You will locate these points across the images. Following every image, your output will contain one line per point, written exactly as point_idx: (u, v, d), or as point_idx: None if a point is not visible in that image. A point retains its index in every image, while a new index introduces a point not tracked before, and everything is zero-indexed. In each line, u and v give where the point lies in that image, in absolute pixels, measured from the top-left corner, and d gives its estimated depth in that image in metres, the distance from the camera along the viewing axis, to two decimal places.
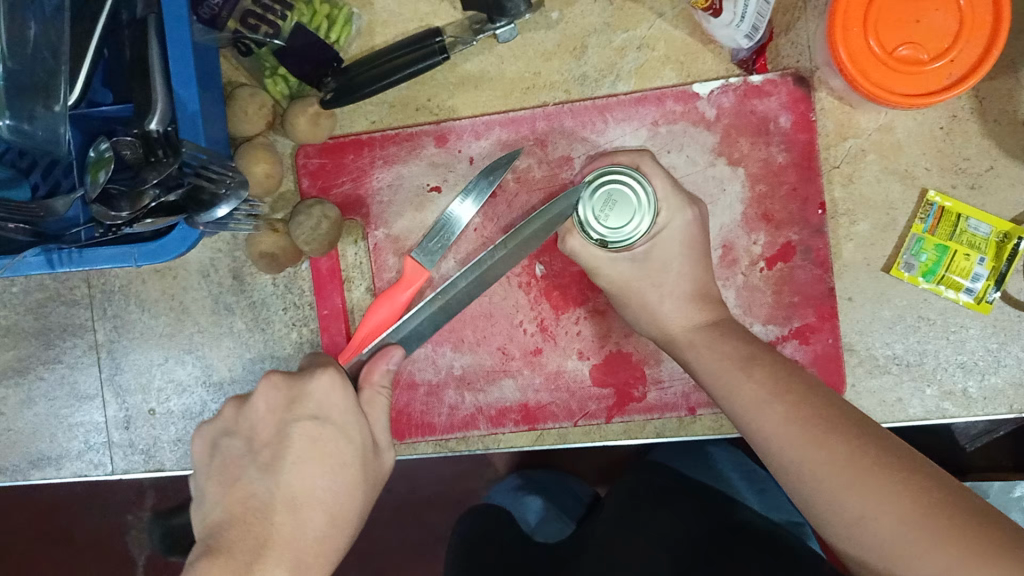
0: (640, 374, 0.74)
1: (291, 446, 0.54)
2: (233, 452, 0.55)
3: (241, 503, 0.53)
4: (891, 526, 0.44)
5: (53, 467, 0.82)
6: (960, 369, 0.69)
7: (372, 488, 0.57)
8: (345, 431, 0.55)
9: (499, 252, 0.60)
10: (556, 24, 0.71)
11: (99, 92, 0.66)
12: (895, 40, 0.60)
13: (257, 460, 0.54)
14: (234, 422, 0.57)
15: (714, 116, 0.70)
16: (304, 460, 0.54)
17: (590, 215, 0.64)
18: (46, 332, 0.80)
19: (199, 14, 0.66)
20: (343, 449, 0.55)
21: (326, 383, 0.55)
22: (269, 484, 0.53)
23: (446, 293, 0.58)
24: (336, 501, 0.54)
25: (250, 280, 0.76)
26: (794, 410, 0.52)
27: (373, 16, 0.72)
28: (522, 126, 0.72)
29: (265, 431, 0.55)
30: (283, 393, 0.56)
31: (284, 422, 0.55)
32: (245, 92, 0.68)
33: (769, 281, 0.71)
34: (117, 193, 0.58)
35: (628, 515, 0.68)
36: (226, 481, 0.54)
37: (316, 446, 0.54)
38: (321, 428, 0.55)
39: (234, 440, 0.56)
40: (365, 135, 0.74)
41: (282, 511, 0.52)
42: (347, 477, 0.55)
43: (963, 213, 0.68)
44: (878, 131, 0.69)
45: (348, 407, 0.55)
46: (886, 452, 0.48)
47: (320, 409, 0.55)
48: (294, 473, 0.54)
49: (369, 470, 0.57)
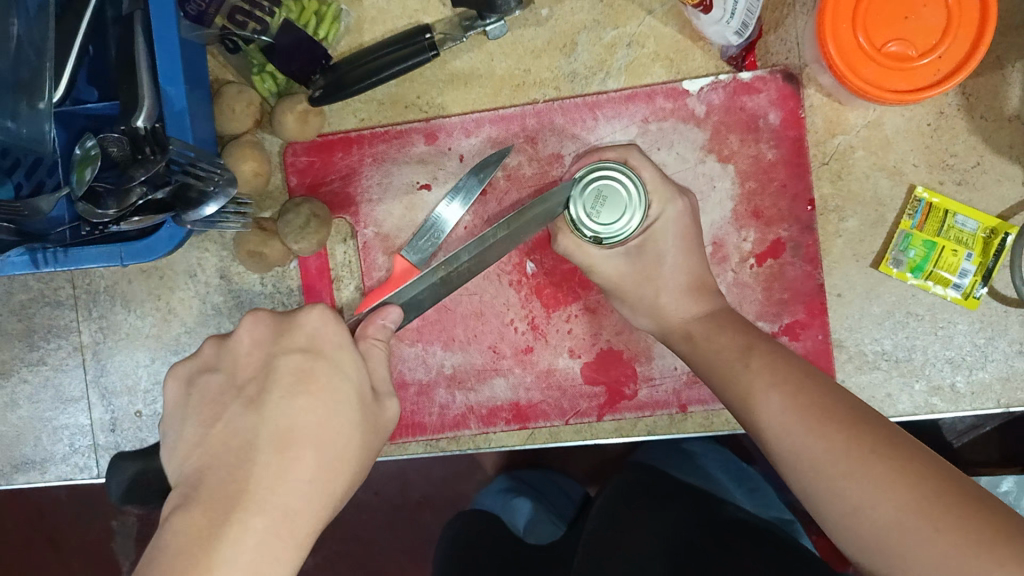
0: (631, 371, 0.74)
1: (278, 378, 0.51)
2: (214, 388, 0.52)
3: (223, 443, 0.49)
4: (890, 513, 0.44)
5: (38, 471, 0.80)
6: (948, 364, 0.69)
7: (371, 435, 0.53)
8: (338, 365, 0.52)
9: (502, 232, 0.58)
10: (546, 21, 0.71)
11: (84, 90, 0.64)
12: (884, 36, 0.60)
13: (242, 395, 0.51)
14: (214, 360, 0.54)
15: (704, 114, 0.71)
16: (294, 394, 0.51)
17: (581, 213, 0.63)
18: (30, 334, 0.79)
19: (187, 11, 0.66)
20: (337, 384, 0.52)
21: (319, 317, 0.53)
22: (253, 421, 0.50)
23: (451, 264, 0.56)
24: (329, 441, 0.50)
25: (237, 280, 0.75)
26: (792, 398, 0.52)
27: (361, 13, 0.72)
28: (512, 123, 0.72)
29: (249, 368, 0.53)
30: (271, 330, 0.54)
31: (272, 356, 0.53)
32: (232, 90, 0.68)
33: (759, 278, 0.71)
34: (104, 191, 0.58)
35: (625, 510, 0.68)
36: (207, 421, 0.51)
37: (306, 380, 0.51)
38: (312, 359, 0.52)
39: (215, 375, 0.53)
40: (354, 133, 0.73)
41: (268, 450, 0.49)
42: (342, 420, 0.51)
43: (951, 209, 0.68)
44: (866, 127, 0.70)
45: (342, 342, 0.53)
46: (887, 439, 0.47)
47: (310, 342, 0.53)
48: (283, 407, 0.50)
49: (369, 414, 0.53)
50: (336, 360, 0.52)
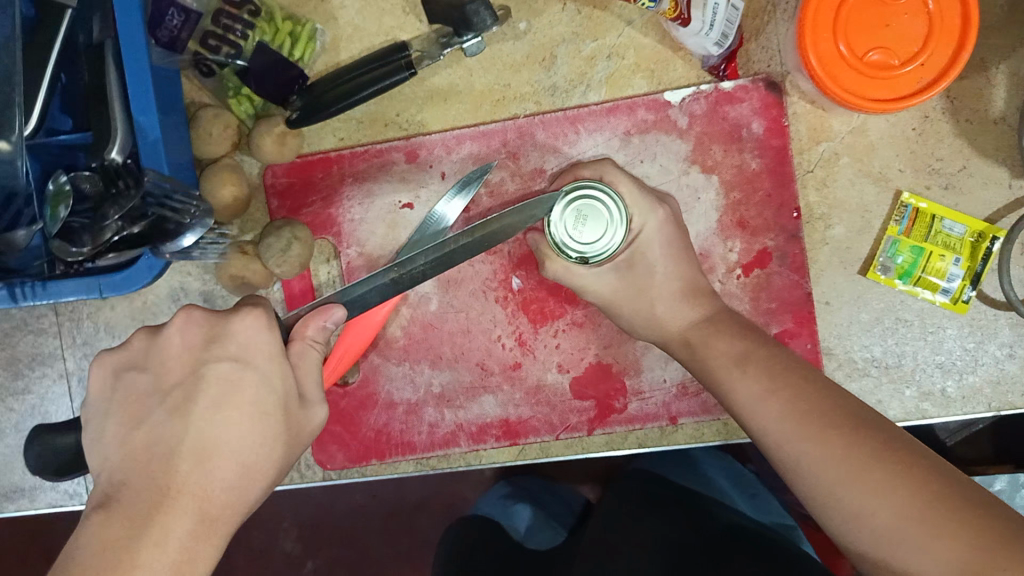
0: (621, 386, 0.73)
1: (204, 390, 0.50)
2: (137, 390, 0.51)
3: (144, 448, 0.49)
4: (890, 522, 0.44)
5: (28, 499, 0.79)
6: (938, 369, 0.69)
7: (294, 443, 0.52)
8: (265, 378, 0.51)
9: (464, 239, 0.58)
10: (524, 34, 0.70)
11: (58, 119, 0.64)
12: (865, 45, 0.60)
13: (165, 403, 0.50)
14: (141, 357, 0.52)
15: (686, 124, 0.70)
16: (217, 406, 0.49)
17: (564, 235, 0.63)
18: (14, 362, 0.78)
19: (158, 38, 0.65)
20: (263, 397, 0.50)
21: (251, 324, 0.51)
22: (174, 428, 0.49)
23: (401, 269, 0.57)
24: (248, 453, 0.50)
25: (221, 303, 0.75)
26: (790, 403, 0.52)
27: (337, 31, 0.70)
28: (493, 139, 0.71)
29: (175, 373, 0.51)
30: (203, 333, 0.51)
31: (199, 364, 0.50)
32: (208, 114, 0.67)
33: (747, 288, 0.70)
34: (79, 226, 0.58)
35: (621, 520, 0.68)
36: (129, 422, 0.50)
37: (231, 392, 0.50)
38: (239, 371, 0.50)
39: (141, 376, 0.51)
40: (334, 152, 0.72)
41: (186, 458, 0.48)
42: (265, 425, 0.50)
43: (937, 214, 0.68)
44: (850, 134, 0.69)
45: (270, 354, 0.51)
46: (887, 447, 0.47)
47: (241, 351, 0.51)
48: (205, 417, 0.49)
49: (295, 423, 0.52)
50: (265, 369, 0.51)
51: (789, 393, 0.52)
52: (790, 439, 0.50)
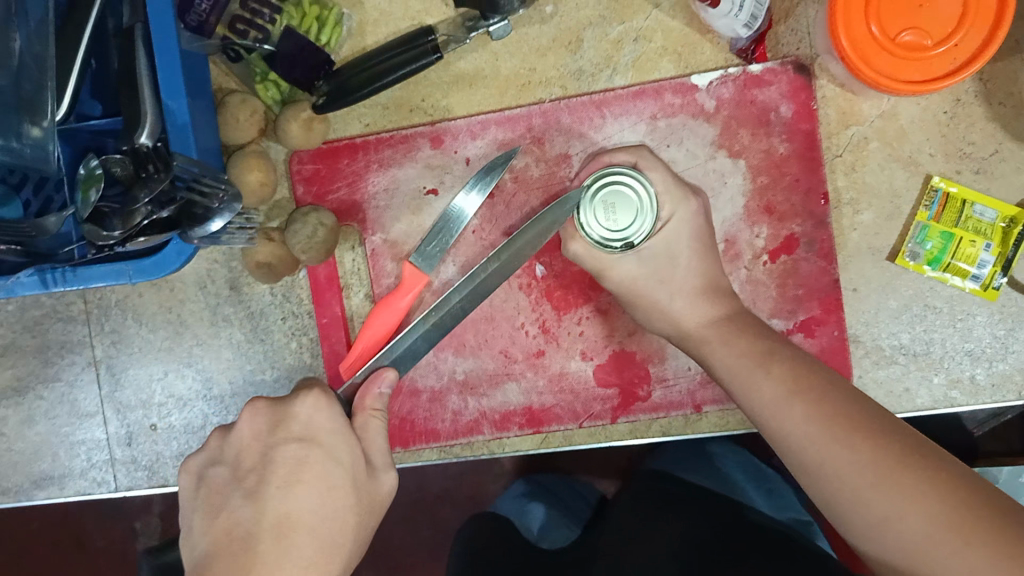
0: (645, 373, 0.73)
1: (275, 473, 0.52)
2: (217, 481, 0.54)
3: (225, 534, 0.50)
4: (921, 525, 0.44)
5: (57, 486, 0.80)
6: (968, 357, 0.68)
7: (366, 516, 0.54)
8: (333, 454, 0.53)
9: (492, 265, 0.59)
10: (550, 18, 0.70)
11: (87, 104, 0.65)
12: (898, 26, 0.59)
13: (242, 487, 0.52)
14: (219, 452, 0.55)
15: (714, 108, 0.69)
16: (290, 485, 0.52)
17: (602, 232, 0.63)
18: (44, 350, 0.79)
19: (187, 22, 0.65)
20: (331, 472, 0.53)
21: (312, 404, 0.54)
22: (253, 511, 0.51)
23: (440, 308, 0.57)
24: (328, 525, 0.52)
25: (247, 290, 0.75)
26: (815, 409, 0.51)
27: (363, 16, 0.71)
28: (518, 124, 0.71)
29: (249, 459, 0.54)
30: (268, 419, 0.55)
31: (270, 448, 0.53)
32: (235, 99, 0.67)
33: (774, 274, 0.70)
34: (109, 211, 0.58)
35: (633, 525, 0.67)
36: (211, 511, 0.52)
37: (302, 470, 0.52)
38: (307, 449, 0.53)
39: (220, 468, 0.54)
40: (359, 139, 0.73)
41: (268, 538, 0.50)
42: (339, 500, 0.53)
43: (968, 199, 0.67)
44: (881, 118, 0.68)
45: (335, 429, 0.54)
46: (877, 444, 0.48)
47: (307, 430, 0.54)
48: (280, 499, 0.51)
49: (362, 495, 0.54)
50: (333, 448, 0.53)
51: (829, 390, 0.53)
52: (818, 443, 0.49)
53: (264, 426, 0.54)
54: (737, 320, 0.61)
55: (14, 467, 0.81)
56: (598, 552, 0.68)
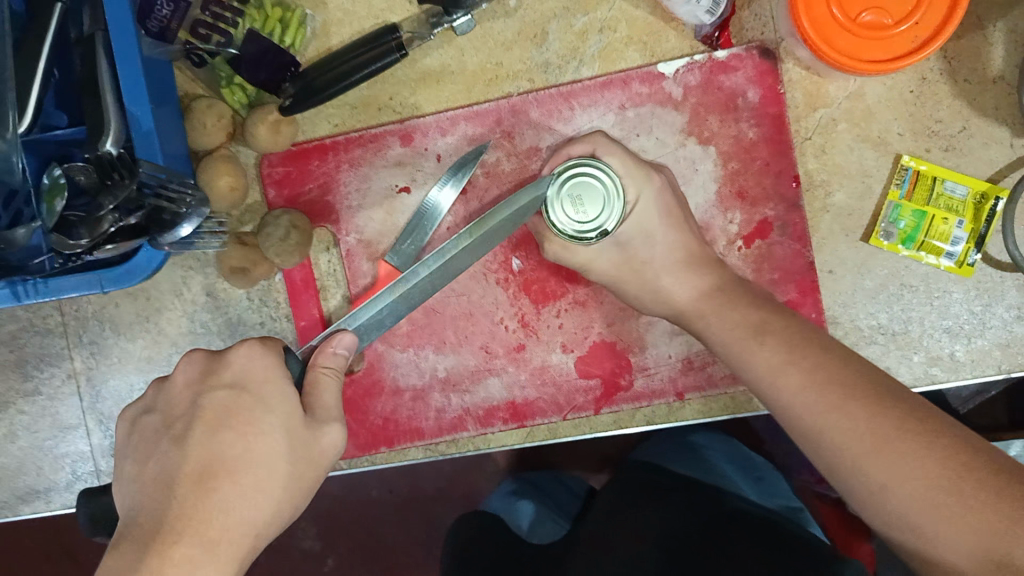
0: (625, 362, 0.73)
1: (203, 419, 0.49)
2: (150, 428, 0.51)
3: (150, 482, 0.47)
4: (918, 488, 0.44)
5: (42, 500, 0.80)
6: (946, 334, 0.68)
7: (304, 467, 0.50)
8: (263, 401, 0.49)
9: (465, 241, 0.57)
10: (514, 11, 0.69)
11: (53, 114, 0.64)
12: (857, 7, 0.59)
13: (171, 434, 0.49)
14: (155, 401, 0.52)
15: (682, 96, 0.69)
16: (218, 430, 0.48)
17: (574, 226, 0.61)
18: (22, 364, 0.78)
19: (148, 28, 0.64)
20: (261, 416, 0.49)
21: (246, 352, 0.51)
22: (176, 459, 0.48)
23: (407, 281, 0.55)
24: (251, 468, 0.48)
25: (224, 296, 0.75)
26: (811, 376, 0.51)
27: (326, 16, 0.71)
28: (487, 119, 0.71)
29: (180, 406, 0.50)
30: (202, 367, 0.51)
31: (198, 396, 0.50)
32: (202, 105, 0.67)
33: (749, 259, 0.70)
34: (76, 219, 0.57)
35: (617, 516, 0.67)
36: (140, 459, 0.49)
37: (230, 417, 0.49)
38: (238, 395, 0.49)
39: (152, 416, 0.51)
40: (329, 139, 0.72)
41: (187, 484, 0.46)
42: (264, 446, 0.49)
43: (938, 176, 0.67)
44: (848, 99, 0.68)
45: (268, 376, 0.50)
46: (876, 412, 0.48)
47: (238, 378, 0.50)
48: (205, 443, 0.48)
49: (300, 444, 0.50)
50: (265, 395, 0.50)
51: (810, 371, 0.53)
52: (813, 411, 0.50)
53: (197, 374, 0.51)
54: (712, 303, 0.61)
55: None
56: (580, 543, 0.68)
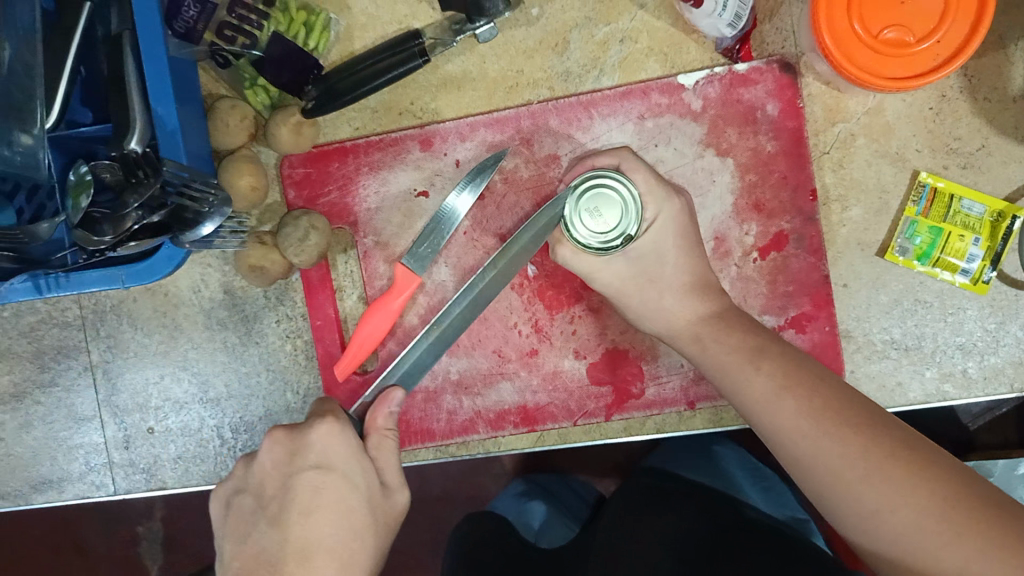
0: (637, 370, 0.73)
1: (295, 498, 0.56)
2: (244, 510, 0.57)
3: (254, 558, 0.54)
4: (910, 517, 0.44)
5: (56, 490, 0.81)
6: (959, 351, 0.68)
7: (384, 528, 0.58)
8: (349, 479, 0.56)
9: (490, 272, 0.62)
10: (536, 20, 0.70)
11: (79, 111, 0.65)
12: (880, 23, 0.59)
13: (265, 515, 0.56)
14: (243, 481, 0.58)
15: (701, 107, 0.70)
16: (310, 513, 0.55)
17: (596, 240, 0.63)
18: (40, 355, 0.79)
19: (174, 29, 0.65)
20: (348, 494, 0.56)
21: (326, 430, 0.56)
22: (277, 539, 0.54)
23: (440, 323, 0.60)
24: (346, 547, 0.55)
25: (241, 294, 0.76)
26: (805, 402, 0.51)
27: (350, 21, 0.71)
28: (507, 125, 0.71)
29: (271, 485, 0.56)
30: (285, 451, 0.57)
31: (289, 478, 0.56)
32: (225, 105, 0.68)
33: (764, 271, 0.70)
34: (100, 216, 0.58)
35: (626, 522, 0.67)
36: (239, 539, 0.56)
37: (319, 496, 0.56)
38: (324, 476, 0.56)
39: (246, 497, 0.58)
40: (349, 142, 0.73)
41: (291, 564, 0.53)
42: (356, 519, 0.56)
43: (955, 193, 0.67)
44: (867, 114, 0.69)
45: (350, 454, 0.56)
46: (867, 438, 0.48)
47: (321, 459, 0.56)
48: (302, 527, 0.55)
49: (379, 512, 0.58)
50: (348, 471, 0.56)
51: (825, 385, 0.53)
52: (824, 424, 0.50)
53: (282, 454, 0.57)
54: (726, 313, 0.62)
55: (13, 471, 0.82)
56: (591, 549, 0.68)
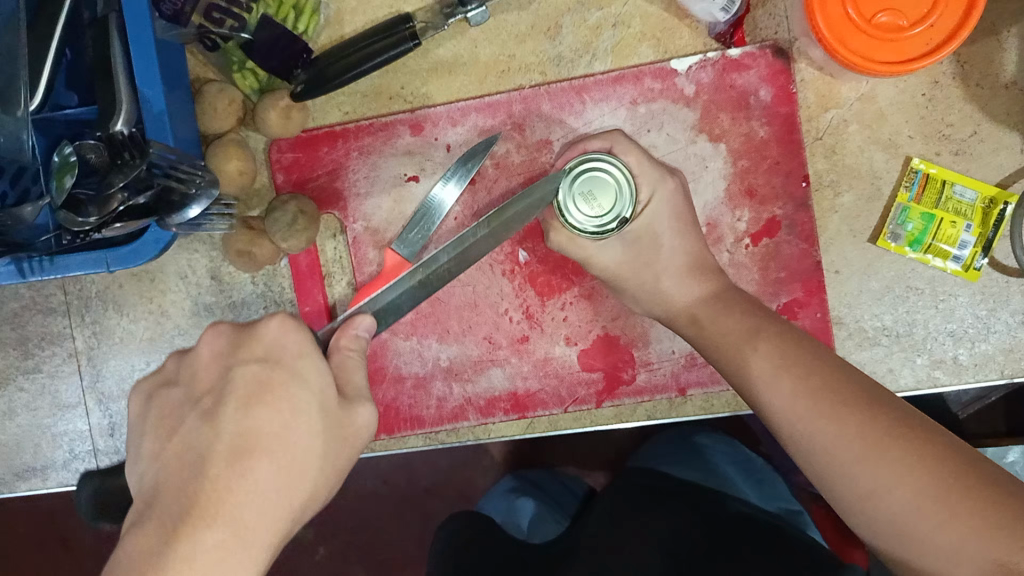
0: (629, 357, 0.73)
1: (233, 396, 0.48)
2: (171, 403, 0.50)
3: (180, 457, 0.47)
4: (907, 496, 0.44)
5: (39, 478, 0.80)
6: (950, 337, 0.68)
7: (338, 446, 0.50)
8: (298, 375, 0.49)
9: (482, 231, 0.58)
10: (528, 4, 0.69)
11: (63, 94, 0.64)
12: (873, 7, 0.59)
13: (198, 407, 0.49)
14: (175, 374, 0.52)
15: (693, 93, 0.69)
16: (250, 408, 0.48)
17: (591, 222, 0.62)
18: (24, 342, 0.78)
19: (160, 11, 0.63)
20: (297, 395, 0.49)
21: (278, 327, 0.50)
22: (206, 433, 0.47)
23: (429, 267, 0.55)
24: (288, 448, 0.47)
25: (229, 280, 0.75)
26: (802, 381, 0.51)
27: (340, 5, 0.70)
28: (498, 110, 0.71)
29: (208, 379, 0.50)
30: (229, 341, 0.51)
31: (229, 368, 0.50)
32: (213, 88, 0.67)
33: (756, 258, 0.70)
34: (85, 199, 0.56)
35: (622, 517, 0.66)
36: (164, 434, 0.49)
37: (264, 393, 0.48)
38: (269, 371, 0.49)
39: (174, 389, 0.51)
40: (339, 127, 0.72)
41: (222, 463, 0.46)
42: (301, 425, 0.48)
43: (948, 179, 0.67)
44: (859, 101, 0.68)
45: (302, 351, 0.50)
46: (863, 418, 0.48)
47: (269, 352, 0.50)
48: (236, 420, 0.47)
49: (334, 421, 0.50)
50: (300, 370, 0.49)
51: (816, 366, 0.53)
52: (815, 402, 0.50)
53: (223, 347, 0.51)
54: (716, 296, 0.62)
55: None
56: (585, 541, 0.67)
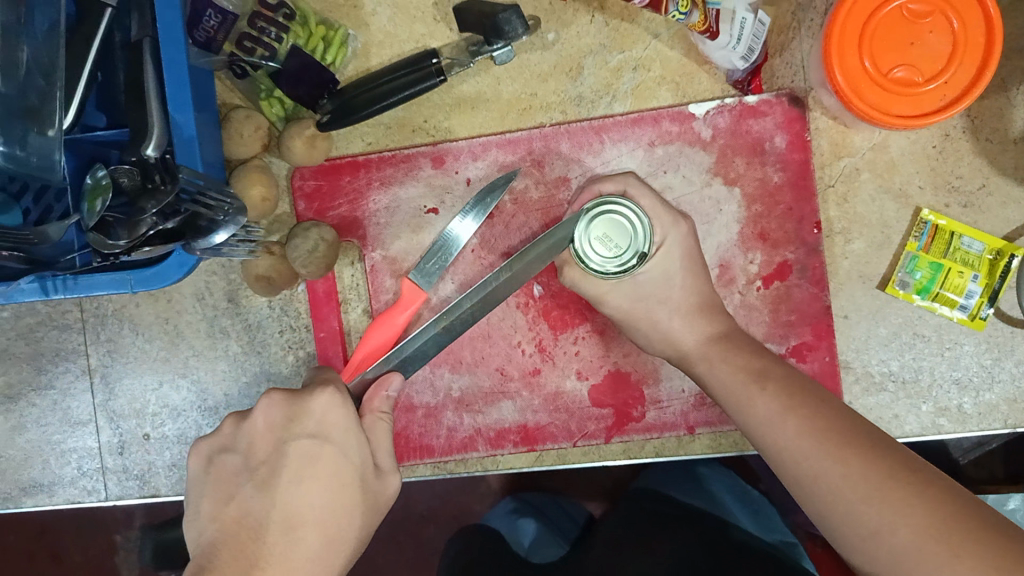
0: (639, 394, 0.74)
1: (287, 467, 0.53)
2: (228, 470, 0.54)
3: (235, 521, 0.52)
4: (910, 538, 0.44)
5: (46, 494, 0.80)
6: (955, 385, 0.69)
7: (372, 514, 0.55)
8: (344, 448, 0.54)
9: (503, 275, 0.59)
10: (552, 45, 0.71)
11: (93, 115, 0.65)
12: (890, 63, 0.61)
13: (253, 479, 0.53)
14: (232, 440, 0.55)
15: (710, 137, 0.71)
16: (300, 479, 0.52)
17: (609, 260, 0.63)
18: (37, 357, 0.79)
19: (195, 38, 0.65)
20: (342, 468, 0.53)
21: (328, 402, 0.53)
22: (263, 503, 0.52)
23: (451, 315, 0.57)
24: (331, 514, 0.53)
25: (245, 303, 0.76)
26: (808, 423, 0.52)
27: (368, 38, 0.72)
28: (518, 147, 0.72)
29: (262, 450, 0.54)
30: (283, 412, 0.54)
31: (282, 442, 0.54)
32: (240, 115, 0.68)
33: (766, 300, 0.71)
34: (115, 221, 0.57)
35: (623, 543, 0.67)
36: (221, 498, 0.53)
37: (312, 467, 0.53)
38: (319, 446, 0.53)
39: (232, 457, 0.54)
40: (362, 157, 0.74)
41: (276, 532, 0.51)
42: (344, 493, 0.53)
43: (957, 231, 0.68)
44: (872, 150, 0.70)
45: (348, 427, 0.54)
46: (867, 458, 0.49)
47: (319, 428, 0.53)
48: (290, 492, 0.52)
49: (371, 492, 0.55)
50: (343, 442, 0.54)
51: (790, 402, 0.54)
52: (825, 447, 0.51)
53: (278, 419, 0.54)
54: (727, 336, 0.63)
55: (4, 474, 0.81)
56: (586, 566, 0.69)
